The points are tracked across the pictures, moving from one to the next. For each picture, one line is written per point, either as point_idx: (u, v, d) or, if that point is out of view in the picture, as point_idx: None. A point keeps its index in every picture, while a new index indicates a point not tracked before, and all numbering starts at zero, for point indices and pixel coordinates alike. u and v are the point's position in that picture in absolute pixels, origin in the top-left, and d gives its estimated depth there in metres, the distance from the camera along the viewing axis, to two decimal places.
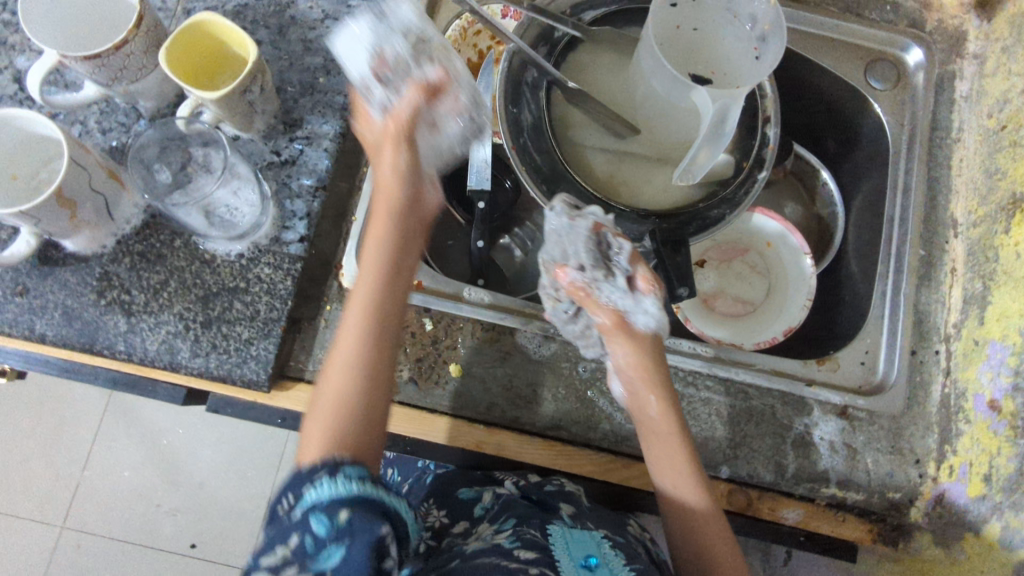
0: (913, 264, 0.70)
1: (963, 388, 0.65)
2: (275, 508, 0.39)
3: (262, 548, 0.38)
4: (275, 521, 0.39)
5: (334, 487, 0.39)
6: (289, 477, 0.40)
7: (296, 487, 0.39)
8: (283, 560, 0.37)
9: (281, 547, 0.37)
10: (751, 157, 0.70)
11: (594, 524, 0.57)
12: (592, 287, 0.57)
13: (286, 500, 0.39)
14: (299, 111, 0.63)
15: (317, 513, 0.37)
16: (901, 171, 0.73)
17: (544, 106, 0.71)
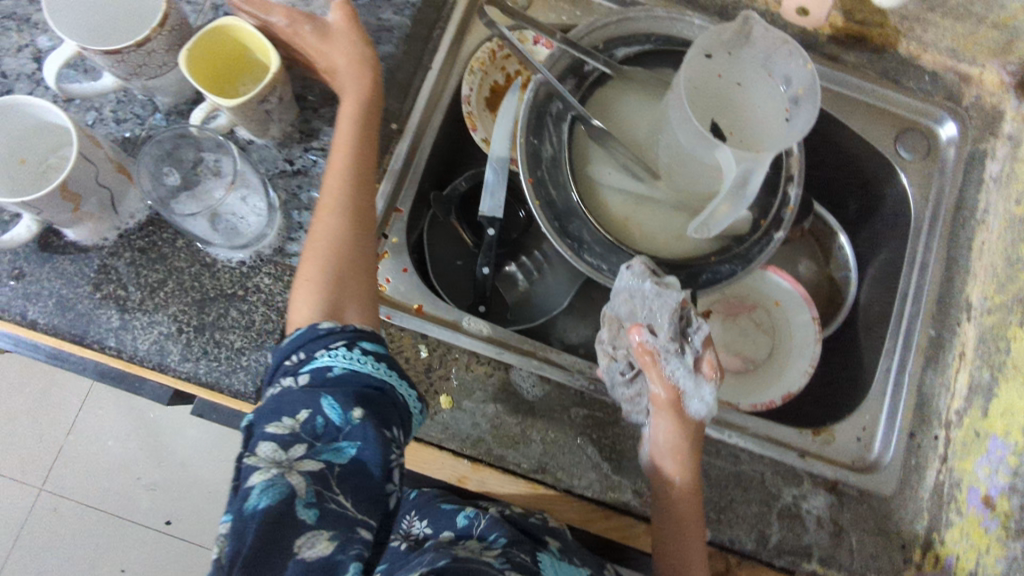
0: (921, 343, 0.69)
1: (958, 478, 0.64)
2: (284, 361, 0.48)
3: (269, 414, 0.43)
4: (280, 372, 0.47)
5: (351, 364, 0.46)
6: (305, 338, 0.48)
7: (311, 349, 0.47)
8: (291, 431, 0.42)
9: (289, 417, 0.42)
10: (768, 216, 0.69)
11: (579, 561, 0.57)
12: (660, 354, 0.61)
13: (295, 355, 0.47)
14: (317, 122, 0.63)
15: (330, 392, 0.44)
16: (919, 246, 0.72)
17: (565, 140, 0.70)
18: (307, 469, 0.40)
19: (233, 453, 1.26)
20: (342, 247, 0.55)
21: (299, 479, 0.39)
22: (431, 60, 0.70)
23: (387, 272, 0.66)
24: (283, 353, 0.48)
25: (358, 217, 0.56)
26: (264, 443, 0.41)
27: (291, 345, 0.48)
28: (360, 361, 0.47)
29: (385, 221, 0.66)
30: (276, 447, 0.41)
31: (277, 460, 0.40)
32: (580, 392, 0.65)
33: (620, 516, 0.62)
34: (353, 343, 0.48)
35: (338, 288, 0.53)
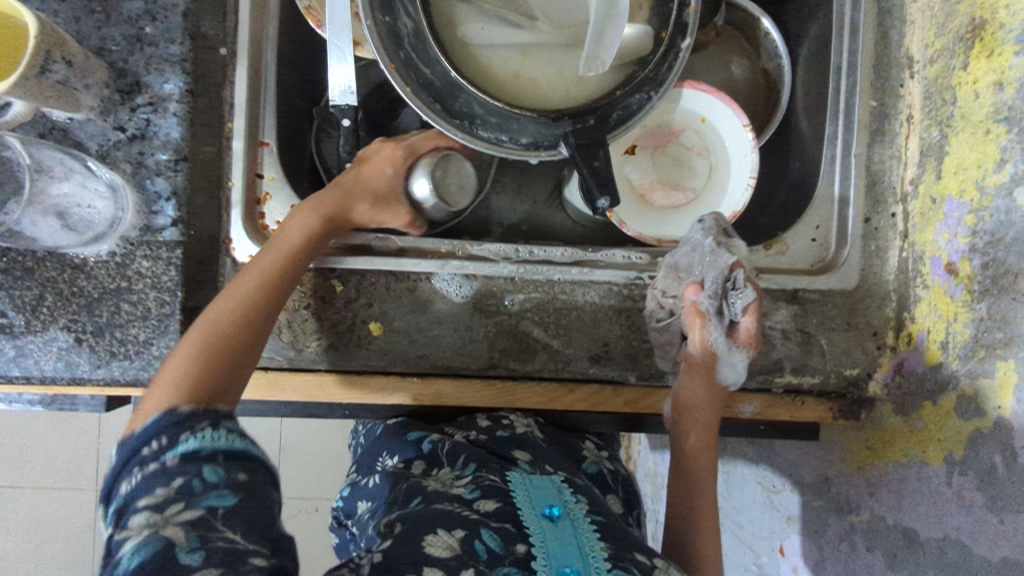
0: (863, 118, 0.63)
1: (920, 251, 0.60)
2: (138, 449, 0.35)
3: (133, 494, 0.34)
4: (133, 462, 0.35)
5: (218, 443, 0.36)
6: (165, 422, 0.36)
7: (175, 435, 0.36)
8: (165, 494, 0.33)
9: (162, 485, 0.33)
10: (670, 25, 0.61)
11: (553, 466, 0.54)
12: (710, 317, 0.58)
13: (156, 441, 0.36)
14: (132, 74, 0.55)
15: (207, 461, 0.34)
16: (847, 7, 0.64)
17: (421, 6, 0.61)
18: (187, 522, 0.32)
19: None
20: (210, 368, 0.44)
21: (175, 531, 0.32)
22: None
23: (275, 214, 0.60)
24: (141, 438, 0.36)
25: (235, 343, 0.46)
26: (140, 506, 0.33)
27: (150, 429, 0.36)
28: (224, 441, 0.36)
29: (253, 160, 0.60)
30: (148, 514, 0.32)
31: (148, 530, 0.32)
32: (510, 279, 0.61)
33: (584, 386, 0.61)
34: (221, 421, 0.37)
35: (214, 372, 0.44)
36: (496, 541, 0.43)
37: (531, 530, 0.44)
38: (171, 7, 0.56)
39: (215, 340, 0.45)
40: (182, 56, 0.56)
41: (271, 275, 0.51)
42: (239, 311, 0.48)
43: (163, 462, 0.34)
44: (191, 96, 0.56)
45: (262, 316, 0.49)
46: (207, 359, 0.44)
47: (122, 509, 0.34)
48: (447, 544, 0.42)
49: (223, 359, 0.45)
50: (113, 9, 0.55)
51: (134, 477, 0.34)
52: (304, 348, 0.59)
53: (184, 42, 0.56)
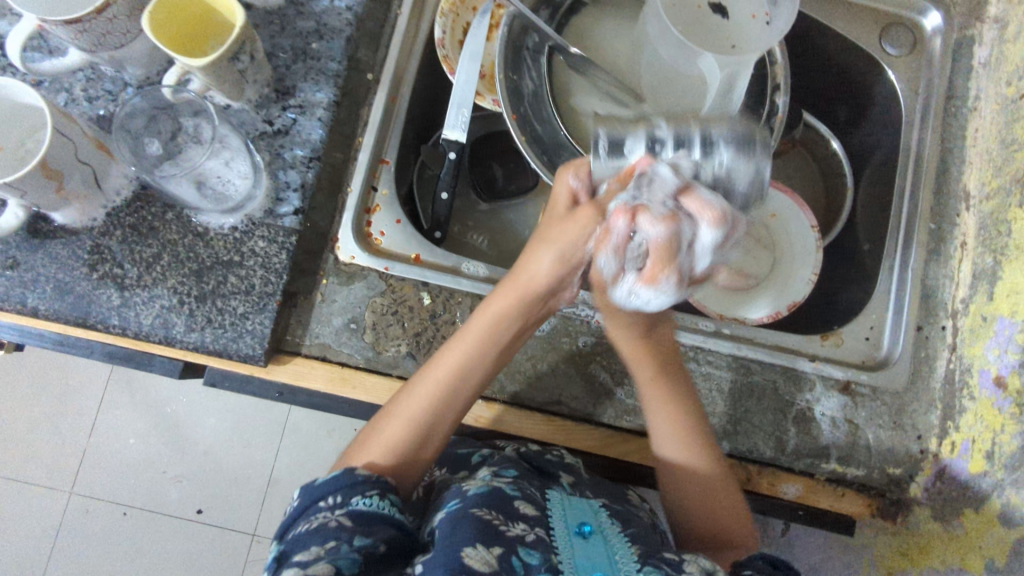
0: (922, 238, 0.68)
1: (968, 364, 0.64)
2: (317, 501, 0.46)
3: (308, 535, 0.43)
4: (308, 512, 0.46)
5: (379, 512, 0.46)
6: (344, 483, 0.48)
7: (347, 495, 0.47)
8: (316, 555, 0.42)
9: (318, 545, 0.42)
10: (758, 127, 0.69)
11: (593, 492, 0.56)
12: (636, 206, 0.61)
13: (331, 497, 0.47)
14: (291, 79, 0.62)
15: (365, 532, 0.44)
16: (913, 142, 0.71)
17: (545, 73, 0.69)
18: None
19: (254, 435, 1.23)
20: (421, 424, 0.56)
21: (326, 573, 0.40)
22: (399, 6, 0.68)
23: (381, 225, 0.65)
24: (322, 490, 0.47)
25: (447, 409, 0.57)
26: (310, 542, 0.43)
27: (327, 487, 0.47)
28: (386, 511, 0.47)
29: (373, 173, 0.65)
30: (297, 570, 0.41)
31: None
32: (586, 323, 0.65)
33: (640, 437, 0.63)
34: (385, 496, 0.48)
35: (429, 433, 0.56)
36: (534, 557, 0.43)
37: (562, 546, 0.45)
38: (339, 31, 0.63)
39: (428, 410, 0.56)
40: (338, 72, 0.63)
41: (484, 325, 0.58)
42: (448, 381, 0.57)
43: (334, 517, 0.45)
44: (336, 106, 0.63)
45: (473, 373, 0.58)
46: (418, 426, 0.56)
47: (285, 553, 0.43)
48: (485, 560, 0.41)
49: (436, 418, 0.56)
50: (289, 23, 0.63)
51: (310, 518, 0.45)
52: (383, 351, 0.61)
53: (341, 61, 0.63)
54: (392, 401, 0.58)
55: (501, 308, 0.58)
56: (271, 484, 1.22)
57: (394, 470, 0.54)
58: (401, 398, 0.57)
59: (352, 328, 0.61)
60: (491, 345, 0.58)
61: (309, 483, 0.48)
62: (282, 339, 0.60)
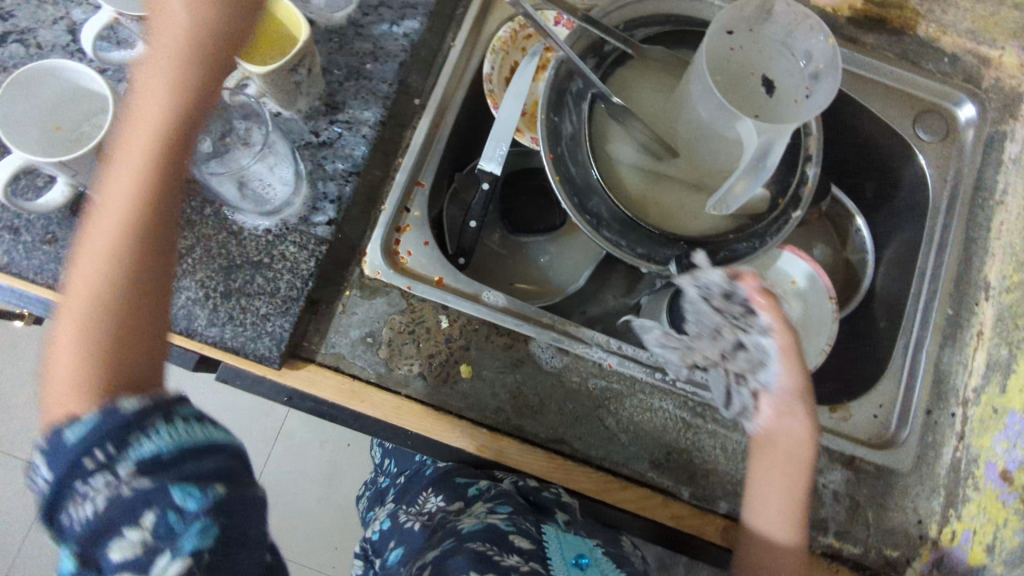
0: (939, 321, 0.69)
1: (975, 454, 0.65)
2: (81, 459, 0.32)
3: (100, 525, 0.32)
4: (76, 478, 0.32)
5: (187, 440, 0.34)
6: (106, 424, 0.33)
7: (121, 439, 0.33)
8: (143, 548, 0.32)
9: (132, 527, 0.32)
10: (787, 195, 0.70)
11: (588, 533, 0.55)
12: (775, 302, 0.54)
13: (100, 450, 0.32)
14: (342, 95, 0.64)
15: (181, 480, 0.33)
16: (938, 226, 0.72)
17: (585, 119, 0.71)
18: None
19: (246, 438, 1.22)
20: (96, 327, 0.37)
21: None
22: (454, 38, 0.71)
23: (408, 245, 0.66)
24: (75, 447, 0.32)
25: (108, 308, 0.38)
26: (116, 532, 0.32)
27: (84, 440, 0.33)
28: (196, 433, 0.35)
29: (407, 195, 0.67)
30: None
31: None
32: (599, 365, 0.65)
33: (638, 486, 0.62)
34: (172, 412, 0.35)
35: (96, 343, 0.37)
36: None
37: None
38: (394, 55, 0.66)
39: (84, 306, 0.37)
40: (388, 94, 0.65)
41: (138, 140, 0.40)
42: (98, 264, 0.38)
43: (123, 484, 0.32)
44: (381, 126, 0.65)
45: (127, 227, 0.39)
46: (85, 322, 0.37)
47: (80, 561, 0.32)
48: None
49: (111, 313, 0.38)
50: (347, 42, 0.65)
51: (79, 488, 0.32)
52: (395, 369, 0.62)
53: (392, 84, 0.65)
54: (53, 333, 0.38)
55: (152, 53, 0.40)
56: None
57: (103, 384, 0.36)
58: (71, 309, 0.38)
59: (368, 341, 0.62)
60: (109, 203, 0.39)
61: (52, 436, 0.33)
62: (298, 344, 0.61)
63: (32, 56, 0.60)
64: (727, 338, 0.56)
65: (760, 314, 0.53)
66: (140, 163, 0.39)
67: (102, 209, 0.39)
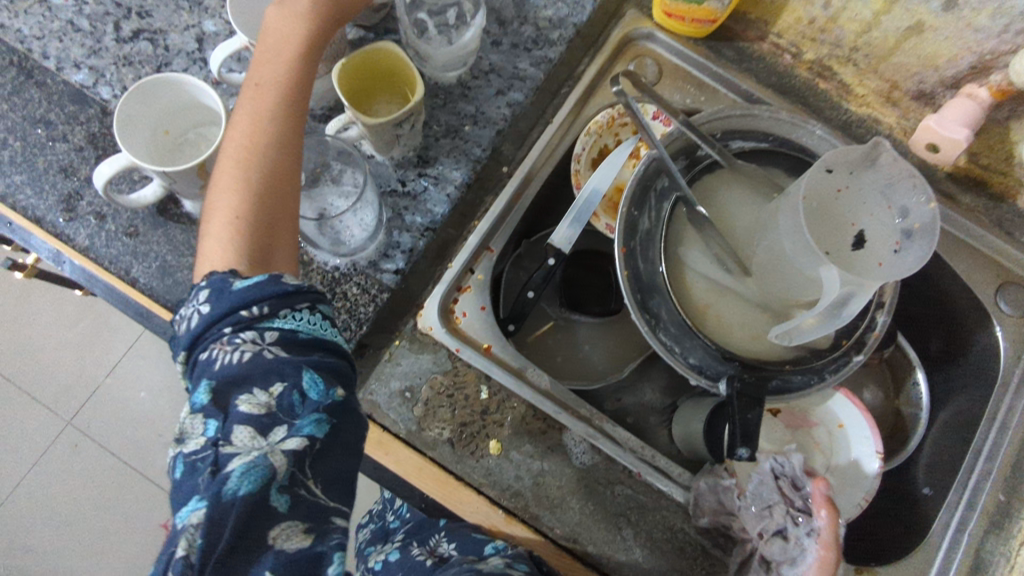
0: (987, 506, 0.67)
1: None
2: (240, 310, 0.44)
3: (240, 373, 0.43)
4: (234, 326, 0.44)
5: (314, 331, 0.47)
6: (272, 293, 0.45)
7: (276, 307, 0.45)
8: (266, 411, 0.42)
9: (266, 391, 0.43)
10: (852, 337, 0.67)
11: None
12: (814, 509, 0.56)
13: (256, 308, 0.44)
14: (435, 151, 0.65)
15: (312, 370, 0.45)
16: (1004, 403, 0.70)
17: (664, 217, 0.71)
18: (291, 452, 0.41)
19: None
20: (245, 217, 0.48)
21: (280, 459, 0.41)
22: (553, 115, 0.73)
23: (465, 306, 0.66)
24: (241, 298, 0.44)
25: (265, 207, 0.49)
26: (252, 386, 0.43)
27: (247, 294, 0.44)
28: (324, 332, 0.48)
29: (475, 256, 0.67)
30: (253, 432, 0.41)
31: (256, 445, 0.41)
32: (627, 471, 0.63)
33: None
34: (315, 307, 0.48)
35: (249, 234, 0.48)
36: None
37: None
38: (493, 122, 0.67)
39: (234, 196, 0.49)
40: (479, 158, 0.66)
41: (270, 108, 0.52)
42: (243, 174, 0.49)
43: (266, 344, 0.44)
44: (466, 188, 0.65)
45: (282, 145, 0.51)
46: (240, 220, 0.48)
47: (216, 393, 0.42)
48: None
49: (255, 209, 0.49)
50: (452, 101, 0.67)
51: (237, 336, 0.44)
52: (426, 430, 0.61)
53: (486, 149, 0.66)
54: (201, 237, 0.49)
55: (297, 51, 0.54)
56: None
57: (253, 267, 0.48)
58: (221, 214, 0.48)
59: (405, 396, 0.62)
60: (257, 134, 0.51)
61: (222, 284, 0.45)
62: None
63: (157, 57, 0.63)
64: (774, 520, 0.57)
65: (817, 516, 0.54)
66: (277, 86, 0.53)
67: (235, 126, 0.51)
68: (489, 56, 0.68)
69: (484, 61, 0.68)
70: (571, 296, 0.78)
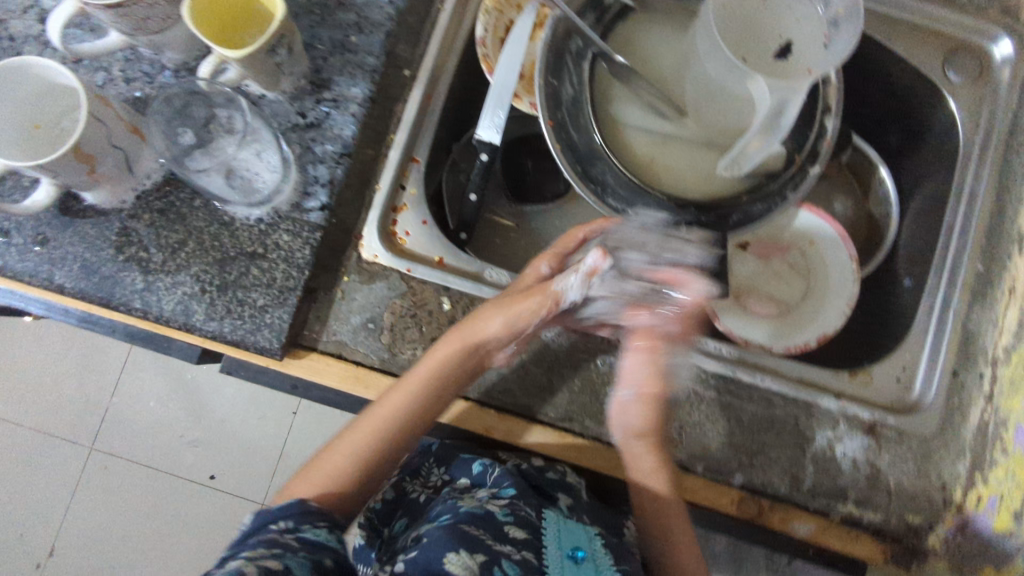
0: (968, 281, 0.66)
1: (1004, 416, 0.61)
2: (270, 522, 0.49)
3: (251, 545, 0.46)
4: (260, 528, 0.48)
5: (326, 544, 0.49)
6: (296, 510, 0.50)
7: (300, 520, 0.50)
8: (261, 555, 0.45)
9: (265, 547, 0.46)
10: (803, 150, 0.65)
11: (589, 519, 0.60)
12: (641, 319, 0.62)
13: (282, 522, 0.49)
14: (327, 71, 0.61)
15: (315, 551, 0.48)
16: (969, 177, 0.67)
17: (586, 79, 0.66)
18: (265, 566, 0.44)
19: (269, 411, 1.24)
20: (353, 468, 0.57)
21: (252, 564, 0.43)
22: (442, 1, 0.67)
23: (406, 224, 0.64)
24: (276, 512, 0.50)
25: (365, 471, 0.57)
26: (255, 548, 0.46)
27: (281, 511, 0.50)
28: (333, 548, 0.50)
29: (402, 172, 0.64)
30: (246, 560, 0.44)
31: (252, 557, 0.44)
32: (606, 340, 0.65)
33: None
34: (333, 531, 0.52)
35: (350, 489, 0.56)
36: (514, 570, 0.50)
37: (552, 564, 0.52)
38: (379, 25, 0.62)
39: (345, 457, 0.57)
40: (375, 67, 0.62)
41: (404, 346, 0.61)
42: (387, 422, 0.58)
43: (284, 533, 0.48)
44: (370, 103, 0.62)
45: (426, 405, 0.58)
46: (343, 472, 0.56)
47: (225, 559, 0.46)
48: (467, 565, 0.48)
49: (369, 468, 0.57)
50: (329, 15, 0.62)
51: (264, 530, 0.48)
52: (398, 354, 0.61)
53: (380, 56, 0.62)
54: (320, 454, 0.58)
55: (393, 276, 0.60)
56: (281, 458, 1.22)
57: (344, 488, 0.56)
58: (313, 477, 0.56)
59: (369, 328, 0.61)
60: (412, 407, 0.58)
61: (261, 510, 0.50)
62: (299, 333, 0.60)
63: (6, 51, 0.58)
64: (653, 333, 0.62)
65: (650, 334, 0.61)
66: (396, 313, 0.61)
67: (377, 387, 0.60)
68: None
69: None
70: (518, 188, 0.77)
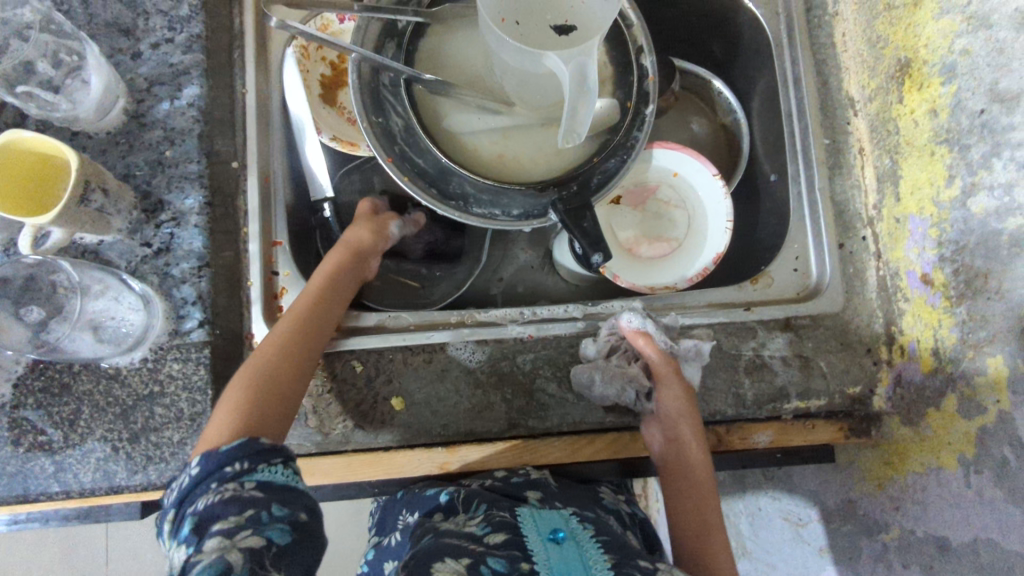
0: (820, 153, 0.69)
1: (896, 268, 0.64)
2: (223, 466, 0.43)
3: (214, 508, 0.40)
4: (216, 473, 0.42)
5: (288, 481, 0.44)
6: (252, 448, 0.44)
7: (253, 460, 0.43)
8: (237, 523, 0.39)
9: (235, 514, 0.39)
10: (633, 95, 0.66)
11: (562, 502, 0.57)
12: (647, 333, 0.64)
13: (238, 463, 0.43)
14: (156, 194, 0.60)
15: (280, 500, 0.42)
16: (788, 62, 0.71)
17: (409, 103, 0.66)
18: (250, 547, 0.38)
19: None
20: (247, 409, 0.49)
21: (237, 556, 0.37)
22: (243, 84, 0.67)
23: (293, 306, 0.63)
24: (227, 456, 0.43)
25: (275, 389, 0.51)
26: (225, 514, 0.39)
27: (231, 453, 0.44)
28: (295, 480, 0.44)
29: (269, 258, 0.64)
30: (222, 537, 0.38)
31: (223, 546, 0.37)
32: (520, 340, 0.64)
33: (602, 435, 0.64)
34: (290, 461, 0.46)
35: (252, 407, 0.49)
36: (501, 562, 0.46)
37: (535, 551, 0.47)
38: (188, 131, 0.62)
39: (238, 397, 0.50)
40: (200, 172, 0.61)
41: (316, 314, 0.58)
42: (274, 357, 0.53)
43: (245, 488, 0.41)
44: (209, 207, 0.61)
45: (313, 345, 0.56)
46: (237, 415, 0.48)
47: (199, 525, 0.39)
48: (453, 568, 0.45)
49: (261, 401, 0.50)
50: (136, 139, 0.61)
51: (220, 484, 0.41)
52: (331, 431, 0.62)
53: (200, 160, 0.62)
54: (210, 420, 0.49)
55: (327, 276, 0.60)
56: None
57: (251, 431, 0.48)
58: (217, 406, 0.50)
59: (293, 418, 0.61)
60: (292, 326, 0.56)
61: (209, 451, 0.44)
62: None
63: None
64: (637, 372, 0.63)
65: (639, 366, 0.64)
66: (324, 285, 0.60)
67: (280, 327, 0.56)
68: (139, 71, 0.62)
69: (138, 79, 0.62)
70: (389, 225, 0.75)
